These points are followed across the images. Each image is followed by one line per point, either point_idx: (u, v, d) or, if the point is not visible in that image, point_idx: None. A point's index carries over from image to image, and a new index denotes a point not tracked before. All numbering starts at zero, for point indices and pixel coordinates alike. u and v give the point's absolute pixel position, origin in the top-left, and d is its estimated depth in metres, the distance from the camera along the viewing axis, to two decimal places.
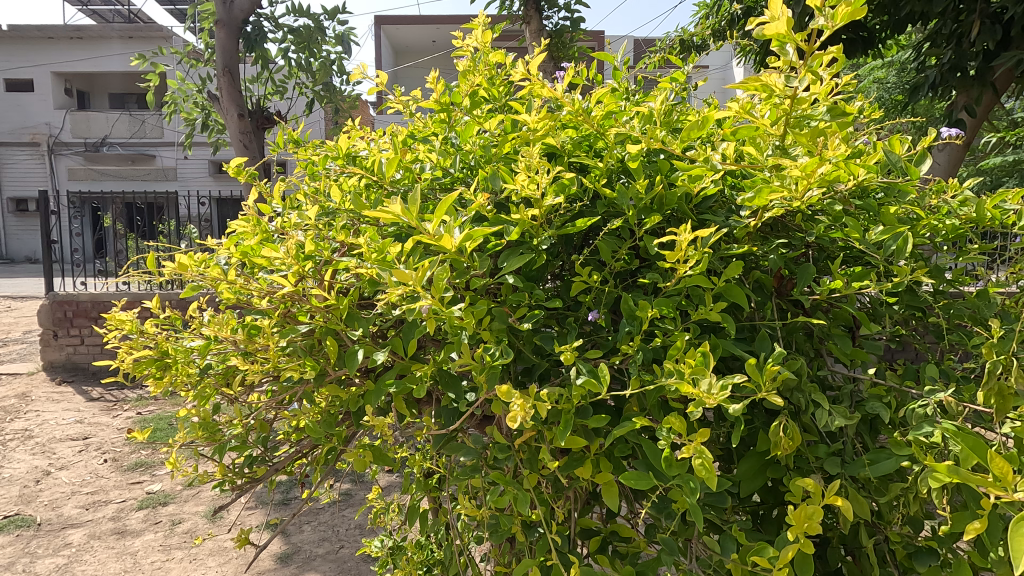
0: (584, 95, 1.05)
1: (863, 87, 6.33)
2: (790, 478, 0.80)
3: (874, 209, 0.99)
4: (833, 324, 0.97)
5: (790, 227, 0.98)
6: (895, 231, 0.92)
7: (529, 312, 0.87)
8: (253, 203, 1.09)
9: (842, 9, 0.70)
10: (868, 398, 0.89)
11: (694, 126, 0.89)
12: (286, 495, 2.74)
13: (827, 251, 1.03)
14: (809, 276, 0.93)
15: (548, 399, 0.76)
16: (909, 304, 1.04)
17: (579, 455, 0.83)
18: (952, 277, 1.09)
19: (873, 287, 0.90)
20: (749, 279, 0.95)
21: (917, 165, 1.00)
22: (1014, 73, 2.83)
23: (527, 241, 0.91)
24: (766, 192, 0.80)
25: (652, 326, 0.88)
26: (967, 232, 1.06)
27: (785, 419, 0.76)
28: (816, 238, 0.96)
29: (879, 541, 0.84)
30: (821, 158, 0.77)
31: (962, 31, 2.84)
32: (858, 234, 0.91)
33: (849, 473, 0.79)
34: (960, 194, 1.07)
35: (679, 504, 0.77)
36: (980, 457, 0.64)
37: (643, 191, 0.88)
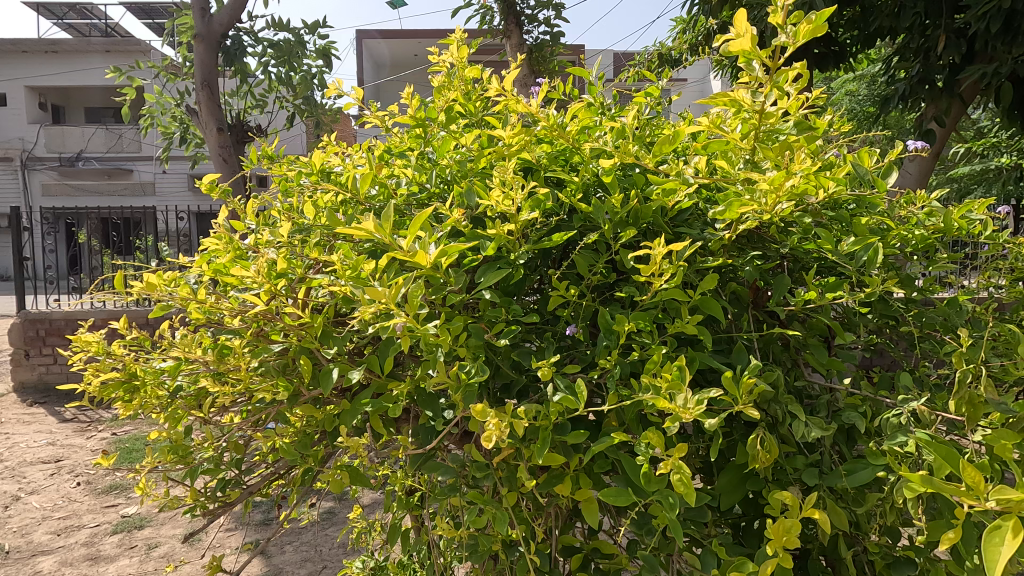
0: (559, 109, 1.05)
1: (835, 99, 6.54)
2: (768, 490, 0.80)
3: (845, 221, 1.00)
4: (808, 335, 0.98)
5: (766, 238, 0.98)
6: (866, 242, 0.92)
7: (506, 328, 0.87)
8: (225, 221, 1.07)
9: (804, 26, 0.74)
10: (845, 408, 0.90)
11: (666, 140, 0.90)
12: (266, 516, 2.68)
13: (802, 262, 1.03)
14: (783, 288, 0.93)
15: (524, 416, 0.75)
16: (882, 313, 1.06)
17: (558, 471, 0.82)
18: (923, 285, 1.11)
19: (846, 297, 0.91)
20: (725, 291, 0.96)
21: (885, 178, 1.03)
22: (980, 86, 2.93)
23: (503, 256, 0.91)
24: (737, 204, 0.81)
25: (630, 340, 0.87)
26: (935, 242, 1.07)
27: (762, 432, 0.76)
28: (789, 250, 0.97)
29: (860, 551, 0.84)
30: (788, 172, 0.79)
31: (929, 45, 2.93)
32: (829, 246, 0.92)
33: (827, 484, 0.79)
34: (927, 205, 1.08)
35: (659, 519, 0.76)
36: (952, 467, 0.65)
37: (617, 206, 0.89)
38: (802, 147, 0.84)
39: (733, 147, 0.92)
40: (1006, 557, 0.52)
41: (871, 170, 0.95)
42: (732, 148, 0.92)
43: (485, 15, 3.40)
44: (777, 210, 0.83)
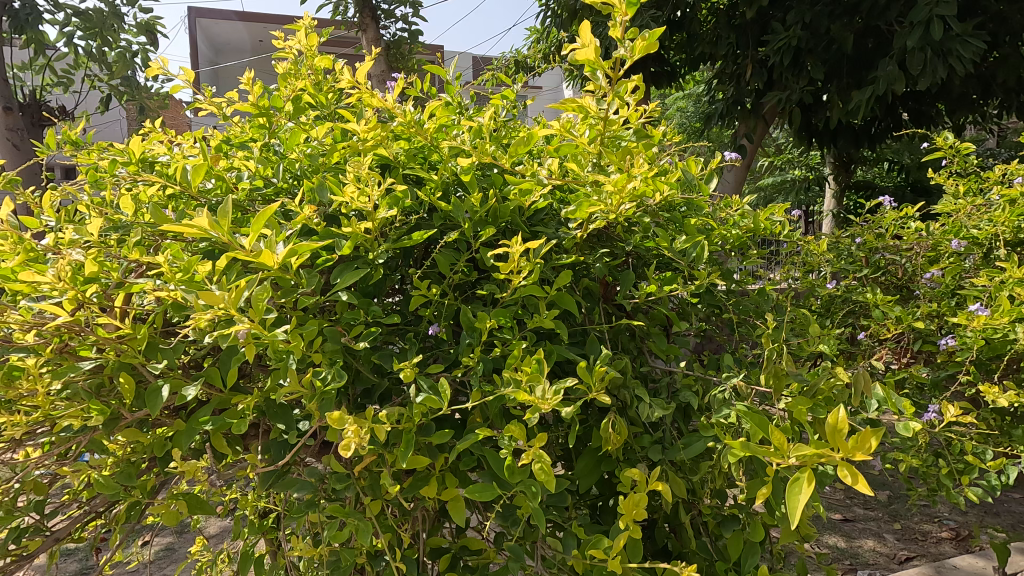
0: (416, 106, 1.03)
1: (668, 114, 7.32)
2: (620, 469, 0.86)
3: (677, 222, 1.12)
4: (650, 325, 1.08)
5: (613, 237, 1.07)
6: (694, 240, 1.05)
7: (366, 330, 0.83)
8: (12, 217, 0.89)
9: (638, 43, 0.81)
10: (682, 387, 1.01)
11: (522, 142, 0.93)
12: (83, 565, 2.28)
13: (644, 259, 1.14)
14: (629, 282, 1.02)
15: (386, 419, 0.72)
16: (709, 302, 1.21)
17: (423, 474, 0.81)
18: (739, 278, 1.29)
19: (681, 289, 1.03)
20: (579, 286, 1.02)
21: (707, 183, 1.16)
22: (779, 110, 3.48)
23: (361, 256, 0.87)
24: (586, 205, 0.87)
25: (492, 337, 0.89)
26: (747, 240, 1.25)
27: (613, 417, 0.83)
28: (632, 248, 1.06)
29: (697, 514, 0.94)
30: (630, 176, 0.86)
31: (741, 72, 3.42)
32: (666, 244, 1.03)
33: (669, 458, 0.87)
34: (741, 208, 1.26)
35: (523, 509, 0.79)
36: (764, 432, 0.76)
37: (476, 205, 0.90)
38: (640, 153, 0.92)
39: (582, 151, 0.98)
40: (803, 503, 0.62)
41: (696, 176, 1.08)
42: (581, 152, 0.98)
43: (337, 5, 3.24)
44: (621, 210, 0.90)
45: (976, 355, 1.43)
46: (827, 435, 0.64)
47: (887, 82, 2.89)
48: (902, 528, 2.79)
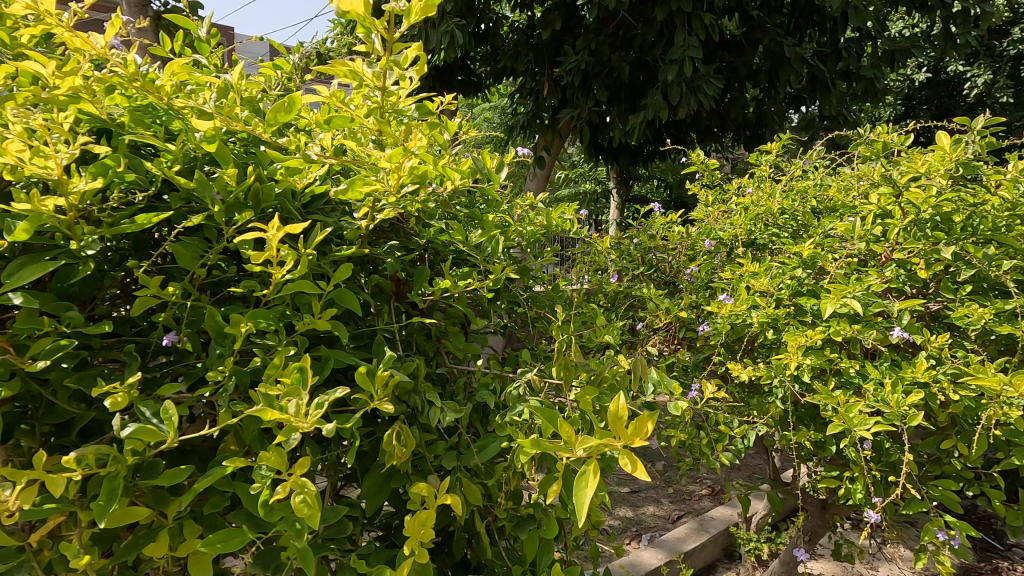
0: (145, 59, 0.82)
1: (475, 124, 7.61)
2: (410, 484, 0.78)
3: (475, 217, 1.14)
4: (448, 323, 1.06)
5: (408, 232, 1.03)
6: (490, 234, 1.09)
7: (52, 348, 0.62)
8: None
9: (416, 4, 0.75)
10: (479, 387, 0.99)
11: (284, 107, 0.78)
12: None
13: (441, 254, 1.12)
14: (423, 278, 1.00)
15: (74, 466, 0.53)
16: (508, 299, 1.22)
17: (148, 528, 0.63)
18: (536, 274, 1.35)
19: (476, 284, 1.03)
20: (369, 284, 0.96)
21: (498, 172, 1.14)
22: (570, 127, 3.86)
23: (56, 243, 0.65)
24: (360, 182, 0.81)
25: (251, 345, 0.74)
26: (541, 236, 1.34)
27: (399, 427, 0.74)
28: (428, 242, 1.04)
29: (492, 520, 0.89)
30: (409, 148, 0.82)
31: (539, 88, 3.76)
32: (461, 236, 1.03)
33: (463, 465, 0.83)
34: (534, 206, 1.36)
35: (289, 551, 0.65)
36: (554, 426, 0.75)
37: (231, 183, 0.74)
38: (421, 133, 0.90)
39: (358, 124, 0.90)
40: (588, 497, 0.61)
41: (484, 163, 1.02)
42: (357, 125, 0.89)
43: None
44: (403, 194, 0.85)
45: (725, 339, 1.66)
46: (610, 425, 0.63)
47: (655, 109, 3.31)
48: (675, 491, 3.24)
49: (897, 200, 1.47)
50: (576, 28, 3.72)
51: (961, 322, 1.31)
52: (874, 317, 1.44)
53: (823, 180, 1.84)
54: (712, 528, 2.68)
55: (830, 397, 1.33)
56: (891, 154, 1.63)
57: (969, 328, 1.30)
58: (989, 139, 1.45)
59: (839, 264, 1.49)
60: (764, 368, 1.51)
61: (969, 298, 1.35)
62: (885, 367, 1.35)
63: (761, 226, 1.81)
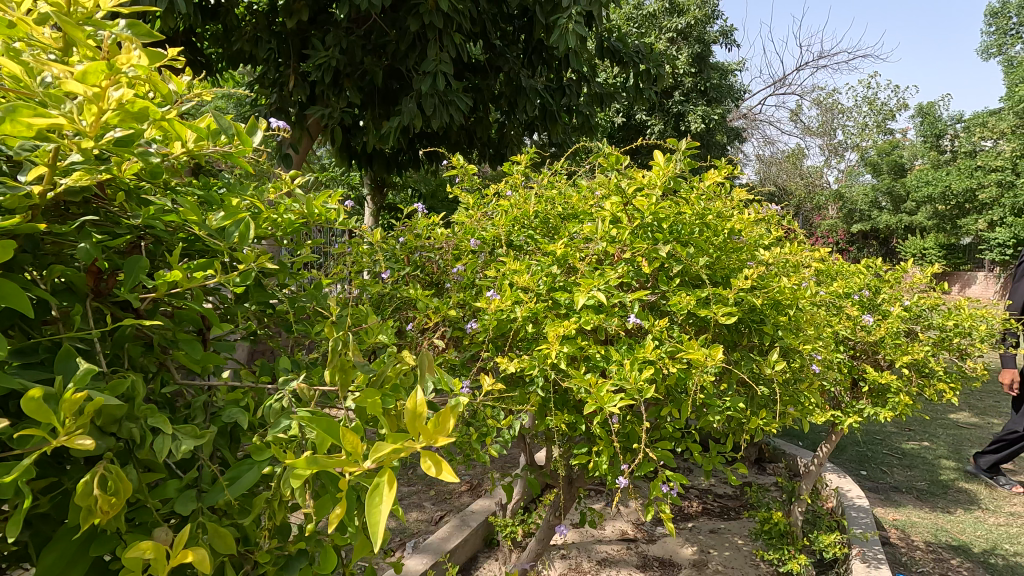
0: None
1: None
2: (123, 548, 0.58)
3: (213, 200, 0.96)
4: (177, 328, 0.86)
5: (113, 211, 0.81)
6: (235, 217, 0.92)
7: None
8: None
9: None
10: (225, 405, 0.82)
11: None
12: None
13: (164, 242, 0.91)
14: (136, 271, 0.79)
15: None
16: (258, 299, 1.06)
17: None
18: (292, 272, 1.20)
19: (214, 276, 0.85)
20: (48, 278, 0.72)
21: (249, 135, 0.96)
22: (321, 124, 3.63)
23: None
24: (31, 113, 0.61)
25: None
26: (300, 227, 1.20)
27: (103, 468, 0.53)
28: (145, 225, 0.83)
29: (249, 569, 0.72)
30: (113, 66, 0.68)
31: (283, 81, 3.51)
32: (195, 218, 0.86)
33: (207, 506, 0.65)
34: (289, 193, 1.21)
35: None
36: (333, 438, 0.63)
37: None
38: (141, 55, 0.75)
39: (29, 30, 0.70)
40: (385, 512, 0.52)
41: (234, 122, 0.84)
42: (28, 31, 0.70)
43: None
44: (105, 138, 0.68)
45: (490, 336, 1.70)
46: (406, 425, 0.55)
47: (410, 117, 3.29)
48: (436, 492, 3.26)
49: (624, 207, 1.70)
50: (325, 23, 3.54)
51: (674, 308, 1.59)
52: (613, 307, 1.64)
53: (565, 189, 2.05)
54: (472, 520, 2.77)
55: (584, 381, 1.47)
56: (621, 167, 1.88)
57: (680, 313, 1.58)
58: (689, 161, 1.79)
59: (586, 261, 1.68)
60: (527, 359, 1.58)
61: (679, 288, 1.66)
62: (623, 349, 1.55)
63: (518, 228, 1.93)
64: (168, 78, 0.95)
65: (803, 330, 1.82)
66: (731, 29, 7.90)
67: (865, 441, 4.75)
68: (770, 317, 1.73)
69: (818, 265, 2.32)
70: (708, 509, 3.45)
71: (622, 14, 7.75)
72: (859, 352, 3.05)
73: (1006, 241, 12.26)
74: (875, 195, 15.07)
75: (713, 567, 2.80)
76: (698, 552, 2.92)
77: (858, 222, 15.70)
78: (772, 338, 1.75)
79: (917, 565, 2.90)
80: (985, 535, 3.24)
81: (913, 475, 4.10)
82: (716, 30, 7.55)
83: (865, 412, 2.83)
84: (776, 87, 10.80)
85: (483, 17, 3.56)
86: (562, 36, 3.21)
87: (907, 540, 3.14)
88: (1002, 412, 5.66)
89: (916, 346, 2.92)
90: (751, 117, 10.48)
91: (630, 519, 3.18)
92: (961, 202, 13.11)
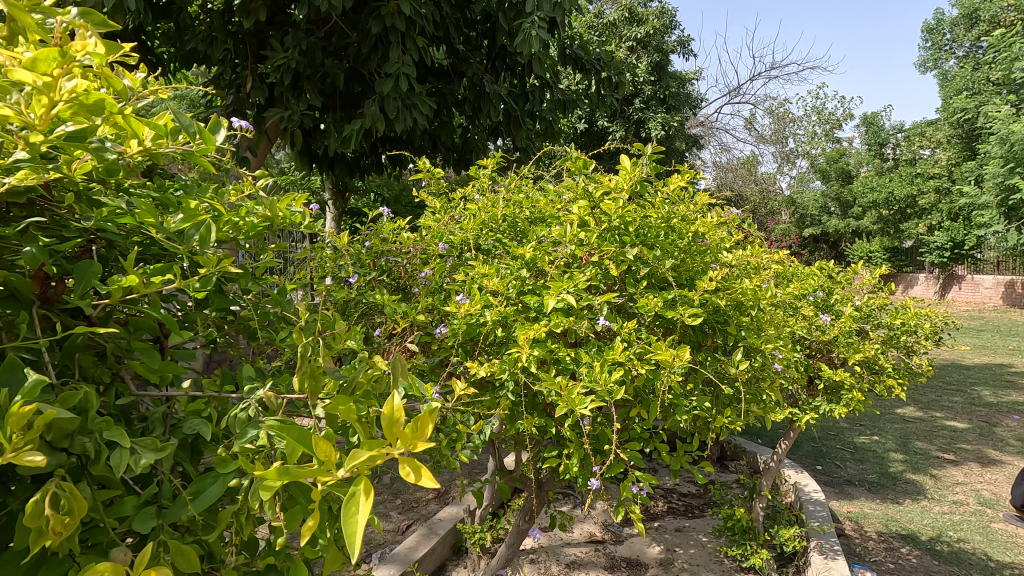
0: None
1: None
2: (77, 570, 0.54)
3: (171, 203, 0.92)
4: (133, 337, 0.82)
5: (61, 212, 0.76)
6: (195, 220, 0.89)
7: None
8: None
9: None
10: (185, 416, 0.78)
11: None
12: None
13: (118, 246, 0.87)
14: (88, 277, 0.75)
15: None
16: (219, 306, 1.02)
17: None
18: (255, 278, 1.16)
19: (174, 281, 0.81)
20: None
21: (210, 134, 0.92)
22: (280, 127, 3.54)
23: None
24: None
25: None
26: (263, 231, 1.16)
27: (55, 486, 0.50)
28: (97, 227, 0.79)
29: None
30: (66, 54, 0.66)
31: (240, 82, 3.41)
32: (152, 220, 0.82)
33: (168, 523, 0.62)
34: (251, 196, 1.17)
35: None
36: (304, 447, 0.61)
37: None
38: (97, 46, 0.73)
39: None
40: (362, 522, 0.50)
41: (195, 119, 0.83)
42: None
43: None
44: (56, 131, 0.65)
45: (459, 340, 1.69)
46: (383, 431, 0.53)
47: (373, 120, 3.24)
48: (403, 501, 3.21)
49: (591, 211, 1.72)
50: (284, 24, 3.46)
51: (642, 310, 1.61)
52: (582, 310, 1.65)
53: (532, 193, 2.06)
54: (441, 528, 2.73)
55: (554, 384, 1.47)
56: (588, 172, 1.90)
57: (648, 315, 1.60)
58: (653, 165, 1.83)
59: (554, 264, 1.69)
60: (497, 363, 1.57)
61: (646, 291, 1.68)
62: (593, 352, 1.56)
63: (486, 232, 1.92)
64: (121, 74, 0.91)
65: (764, 330, 1.88)
66: (688, 39, 8.12)
67: (821, 437, 4.92)
68: (733, 317, 1.78)
69: (777, 268, 2.39)
70: (673, 508, 3.51)
71: (583, 22, 7.85)
72: (814, 351, 3.17)
73: (944, 244, 13.00)
74: (825, 200, 15.73)
75: (679, 565, 2.84)
76: (664, 551, 2.96)
77: (810, 226, 16.34)
78: (735, 338, 1.79)
79: (870, 555, 3.02)
80: (931, 523, 3.40)
81: (866, 469, 4.27)
82: (674, 40, 7.74)
83: (820, 409, 2.94)
84: (732, 96, 11.16)
85: (446, 22, 3.55)
86: (525, 42, 3.22)
87: (861, 531, 3.27)
88: (944, 406, 5.96)
89: (867, 344, 3.04)
90: (708, 125, 10.80)
91: (598, 521, 3.20)
92: (903, 207, 13.83)
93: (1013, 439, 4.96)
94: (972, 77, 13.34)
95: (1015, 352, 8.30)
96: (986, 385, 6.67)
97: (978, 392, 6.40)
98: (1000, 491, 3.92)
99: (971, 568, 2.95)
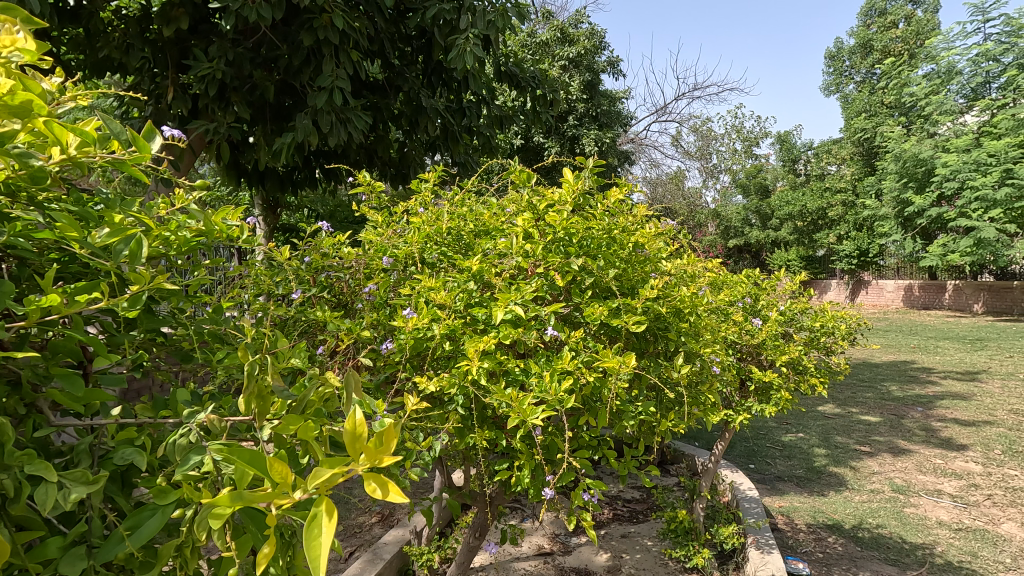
0: None
1: None
2: None
3: (94, 217, 0.85)
4: (52, 361, 0.75)
5: None
6: (124, 233, 0.82)
7: None
8: None
9: None
10: (114, 446, 0.72)
11: None
12: None
13: (34, 265, 0.80)
14: (2, 295, 0.68)
15: None
16: (148, 326, 0.95)
17: None
18: (188, 295, 1.10)
19: (101, 298, 0.75)
20: None
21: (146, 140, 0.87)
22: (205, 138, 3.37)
23: None
24: None
25: None
26: (198, 245, 1.09)
27: None
28: (8, 242, 0.72)
29: None
30: None
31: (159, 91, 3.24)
32: (74, 234, 0.75)
33: (101, 561, 0.57)
34: (184, 208, 1.11)
35: None
36: (255, 469, 0.58)
37: None
38: (28, 40, 0.71)
39: None
40: (326, 544, 0.48)
41: (126, 126, 0.82)
42: None
43: None
44: None
45: (405, 355, 1.65)
46: (347, 446, 0.51)
47: (304, 134, 3.14)
48: (344, 527, 3.09)
49: (536, 223, 1.75)
50: (208, 32, 3.31)
51: (588, 319, 1.65)
52: (530, 321, 1.66)
53: (475, 206, 2.05)
54: (386, 552, 2.63)
55: (505, 395, 1.47)
56: (532, 184, 1.92)
57: (594, 323, 1.65)
58: (595, 177, 1.87)
59: (501, 276, 1.70)
60: (446, 377, 1.55)
61: (592, 300, 1.73)
62: (542, 362, 1.58)
63: (431, 245, 1.91)
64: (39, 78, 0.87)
65: (701, 335, 1.95)
66: (617, 60, 8.45)
67: (752, 437, 5.18)
68: (673, 324, 1.84)
69: (710, 275, 2.50)
70: (618, 514, 3.56)
71: (516, 41, 8.01)
72: (745, 354, 3.33)
73: (852, 252, 14.10)
74: (746, 213, 16.73)
75: (626, 570, 2.89)
76: (612, 558, 3.00)
77: (733, 237, 17.30)
78: (676, 344, 1.86)
79: (801, 547, 3.18)
80: (853, 512, 3.64)
81: (793, 464, 4.53)
82: (604, 60, 8.04)
83: (752, 409, 3.10)
84: (659, 114, 11.67)
85: (381, 36, 3.52)
86: (460, 57, 3.25)
87: (791, 524, 3.45)
88: (859, 401, 6.43)
89: (792, 346, 3.24)
90: (637, 142, 11.28)
91: (546, 533, 3.21)
92: (815, 219, 14.94)
93: (918, 429, 5.42)
94: (869, 101, 14.69)
95: (916, 350, 9.09)
96: (893, 381, 7.27)
97: (886, 387, 6.96)
98: (911, 478, 4.26)
99: (889, 550, 3.17)
